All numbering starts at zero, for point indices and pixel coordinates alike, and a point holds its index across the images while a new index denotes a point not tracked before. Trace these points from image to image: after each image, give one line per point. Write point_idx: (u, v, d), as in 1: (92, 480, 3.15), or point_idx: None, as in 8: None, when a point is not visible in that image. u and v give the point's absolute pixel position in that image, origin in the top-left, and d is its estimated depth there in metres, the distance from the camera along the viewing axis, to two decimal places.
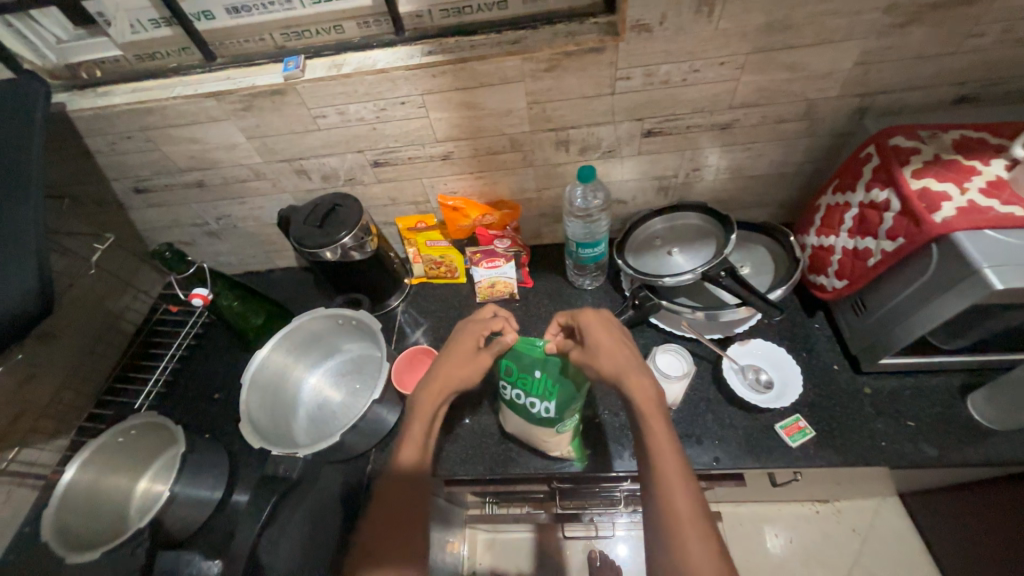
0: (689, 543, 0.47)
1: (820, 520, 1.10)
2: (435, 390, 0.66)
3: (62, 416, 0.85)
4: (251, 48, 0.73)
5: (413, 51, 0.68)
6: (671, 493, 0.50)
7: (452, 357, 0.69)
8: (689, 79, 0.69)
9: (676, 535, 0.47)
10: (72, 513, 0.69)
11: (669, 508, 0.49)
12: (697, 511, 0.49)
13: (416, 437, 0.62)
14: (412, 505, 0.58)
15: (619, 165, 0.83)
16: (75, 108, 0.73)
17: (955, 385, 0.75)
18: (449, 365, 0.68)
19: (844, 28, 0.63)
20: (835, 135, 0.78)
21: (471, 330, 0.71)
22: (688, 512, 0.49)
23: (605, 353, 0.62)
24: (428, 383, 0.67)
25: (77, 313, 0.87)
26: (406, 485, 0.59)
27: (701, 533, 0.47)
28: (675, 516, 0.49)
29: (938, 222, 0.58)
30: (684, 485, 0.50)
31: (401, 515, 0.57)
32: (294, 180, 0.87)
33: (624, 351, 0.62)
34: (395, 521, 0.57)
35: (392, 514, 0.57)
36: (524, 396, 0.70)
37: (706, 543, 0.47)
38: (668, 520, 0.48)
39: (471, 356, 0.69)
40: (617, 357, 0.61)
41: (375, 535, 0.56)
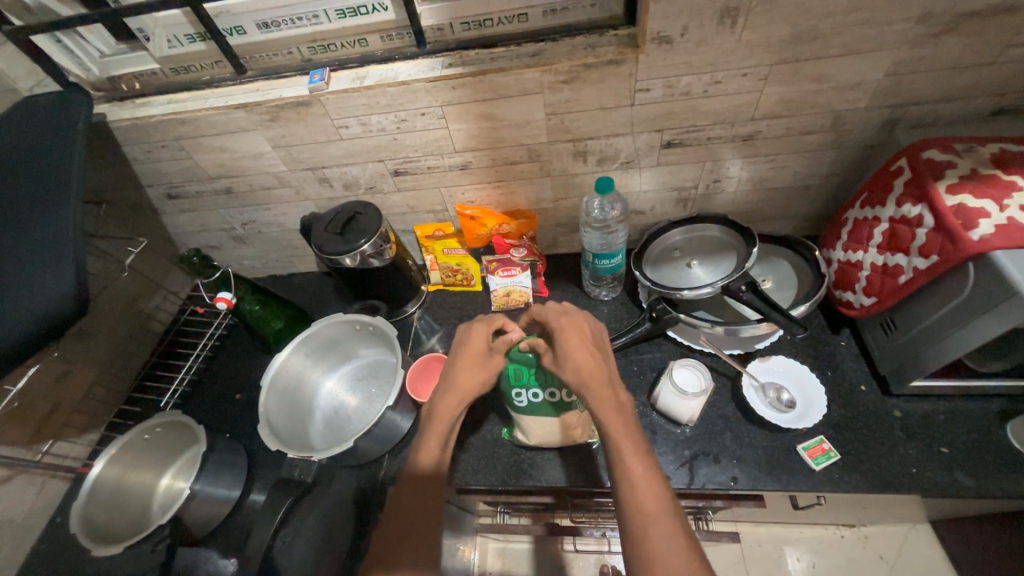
0: (655, 541, 0.48)
1: (845, 545, 1.05)
2: (452, 401, 0.65)
3: (94, 411, 0.89)
4: (280, 61, 0.76)
5: (435, 63, 0.70)
6: (638, 493, 0.51)
7: (462, 366, 0.67)
8: (711, 90, 0.68)
9: (644, 535, 0.49)
10: (98, 507, 0.71)
11: (635, 509, 0.51)
12: (664, 510, 0.50)
13: (434, 448, 0.61)
14: (428, 514, 0.57)
15: (637, 176, 0.82)
16: (115, 119, 0.77)
17: (992, 411, 0.71)
18: (463, 375, 0.67)
19: (873, 38, 0.61)
20: (864, 147, 0.76)
21: (478, 332, 0.71)
22: (654, 512, 0.50)
23: (574, 360, 0.63)
24: (443, 394, 0.65)
25: (111, 312, 0.91)
26: (420, 494, 0.58)
27: (668, 531, 0.49)
28: (643, 516, 0.50)
29: (975, 240, 0.55)
30: (649, 487, 0.52)
31: (417, 525, 0.56)
32: (316, 188, 0.89)
33: (589, 357, 0.63)
34: (411, 529, 0.55)
35: (407, 522, 0.56)
36: (539, 391, 0.72)
37: (674, 542, 0.48)
38: (635, 521, 0.50)
39: (483, 362, 0.68)
40: (583, 363, 0.62)
41: (389, 545, 0.54)
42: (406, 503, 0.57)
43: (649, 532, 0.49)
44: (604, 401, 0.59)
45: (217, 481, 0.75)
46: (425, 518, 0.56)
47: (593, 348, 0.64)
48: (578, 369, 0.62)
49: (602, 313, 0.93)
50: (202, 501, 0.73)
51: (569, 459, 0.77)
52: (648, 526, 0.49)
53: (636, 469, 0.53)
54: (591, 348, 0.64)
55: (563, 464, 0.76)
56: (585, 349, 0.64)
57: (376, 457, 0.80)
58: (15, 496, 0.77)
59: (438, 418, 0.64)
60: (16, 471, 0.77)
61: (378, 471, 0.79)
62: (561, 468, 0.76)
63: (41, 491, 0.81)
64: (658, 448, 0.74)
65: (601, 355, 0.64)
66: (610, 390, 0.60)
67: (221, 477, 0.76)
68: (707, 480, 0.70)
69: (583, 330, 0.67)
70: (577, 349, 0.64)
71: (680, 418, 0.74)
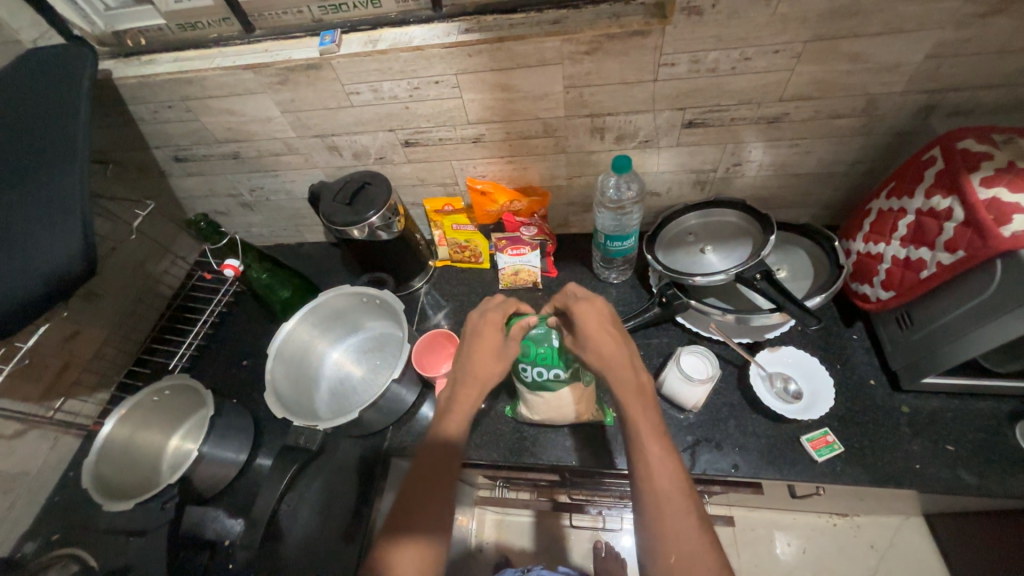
0: (670, 522, 0.49)
1: (836, 533, 1.07)
2: (473, 389, 0.64)
3: (104, 371, 0.90)
4: (289, 21, 0.73)
5: (451, 28, 0.67)
6: (655, 476, 0.52)
7: (479, 353, 0.66)
8: (739, 67, 0.65)
9: (660, 513, 0.50)
10: (109, 464, 0.73)
11: (651, 489, 0.51)
12: (678, 491, 0.51)
13: (457, 425, 0.62)
14: (445, 490, 0.57)
15: (655, 156, 0.80)
16: (120, 76, 0.75)
17: (1002, 412, 0.70)
18: (480, 361, 0.65)
19: (918, 16, 0.57)
20: (895, 134, 0.73)
21: (490, 318, 0.68)
22: (669, 492, 0.51)
23: (595, 342, 0.62)
24: (462, 385, 0.64)
25: (119, 274, 0.91)
26: (437, 468, 0.58)
27: (681, 510, 0.50)
28: (658, 499, 0.51)
29: (1006, 237, 0.53)
30: (666, 468, 0.52)
31: (433, 499, 0.56)
32: (325, 156, 0.87)
33: (611, 341, 0.62)
34: (428, 502, 0.56)
35: (423, 496, 0.56)
36: (546, 369, 0.70)
37: (687, 521, 0.49)
38: (651, 502, 0.51)
39: (501, 349, 0.66)
40: (604, 345, 0.61)
41: (405, 517, 0.55)
42: (422, 477, 0.58)
43: (664, 510, 0.50)
44: (625, 385, 0.58)
45: (224, 444, 0.77)
46: (443, 494, 0.57)
47: (615, 330, 0.63)
48: (599, 352, 0.61)
49: (611, 295, 0.92)
50: (209, 463, 0.74)
51: (571, 439, 0.77)
52: (663, 504, 0.50)
53: (653, 451, 0.53)
54: (613, 331, 0.63)
55: (565, 444, 0.77)
56: (607, 330, 0.62)
57: (379, 428, 0.80)
58: (29, 450, 0.79)
59: (461, 402, 0.63)
60: (29, 426, 0.79)
61: (383, 441, 0.80)
62: (563, 447, 0.77)
63: (54, 446, 0.83)
64: None
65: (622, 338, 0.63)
66: (631, 372, 0.59)
67: (227, 440, 0.77)
68: (708, 466, 0.71)
69: (602, 312, 0.64)
70: (598, 332, 0.62)
71: (684, 404, 0.74)
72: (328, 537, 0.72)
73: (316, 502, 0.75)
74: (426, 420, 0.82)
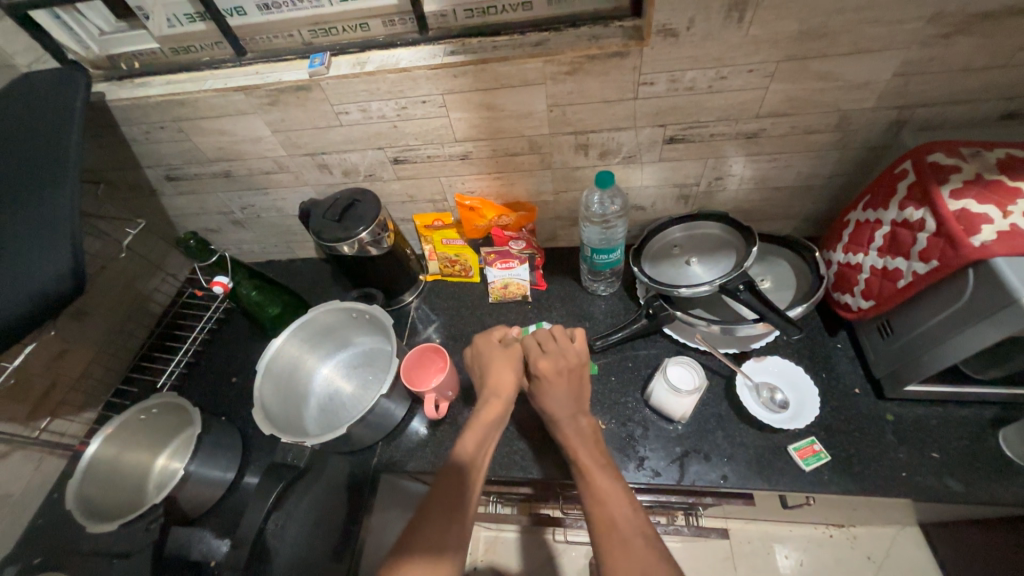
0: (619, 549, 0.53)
1: (833, 545, 1.06)
2: (498, 402, 0.67)
3: (91, 390, 0.90)
4: (280, 44, 0.75)
5: (436, 51, 0.69)
6: (603, 505, 0.57)
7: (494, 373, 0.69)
8: (716, 86, 0.67)
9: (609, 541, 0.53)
10: (94, 484, 0.72)
11: (602, 518, 0.56)
12: (625, 518, 0.55)
13: (472, 442, 0.63)
14: (455, 518, 0.56)
15: (639, 171, 0.82)
16: (112, 98, 0.76)
17: (985, 418, 0.70)
18: (498, 377, 0.69)
19: (884, 37, 0.60)
20: (869, 148, 0.75)
21: (489, 345, 0.73)
22: (615, 521, 0.55)
23: (545, 389, 0.67)
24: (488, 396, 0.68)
25: (108, 293, 0.91)
26: (453, 492, 0.58)
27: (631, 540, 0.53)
28: (607, 526, 0.55)
29: (976, 246, 0.54)
30: (611, 499, 0.57)
31: (444, 517, 0.56)
32: (316, 174, 0.88)
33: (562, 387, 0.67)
34: (444, 515, 0.56)
35: (444, 517, 0.56)
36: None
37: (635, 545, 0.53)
38: (601, 531, 0.55)
39: (514, 363, 0.71)
40: (552, 392, 0.66)
41: (421, 530, 0.55)
42: (436, 498, 0.58)
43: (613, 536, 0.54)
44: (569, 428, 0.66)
45: (211, 463, 0.76)
46: (458, 502, 0.57)
47: (569, 379, 0.67)
48: (547, 392, 0.66)
49: (599, 308, 0.93)
50: (196, 482, 0.74)
51: (560, 453, 0.77)
52: (613, 533, 0.54)
53: (600, 482, 0.59)
54: (568, 386, 0.67)
55: (552, 457, 0.77)
56: (562, 388, 0.66)
57: (369, 444, 0.81)
58: (12, 473, 0.78)
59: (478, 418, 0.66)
60: (13, 447, 0.78)
61: (372, 457, 0.81)
62: (551, 462, 0.76)
63: (39, 467, 0.82)
64: (649, 444, 0.74)
65: (575, 386, 0.67)
66: (576, 420, 0.66)
67: (215, 458, 0.77)
68: (697, 478, 0.71)
69: (564, 352, 0.68)
70: (553, 383, 0.66)
71: (672, 415, 0.75)
72: (316, 555, 0.71)
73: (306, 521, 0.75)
74: (417, 435, 0.82)
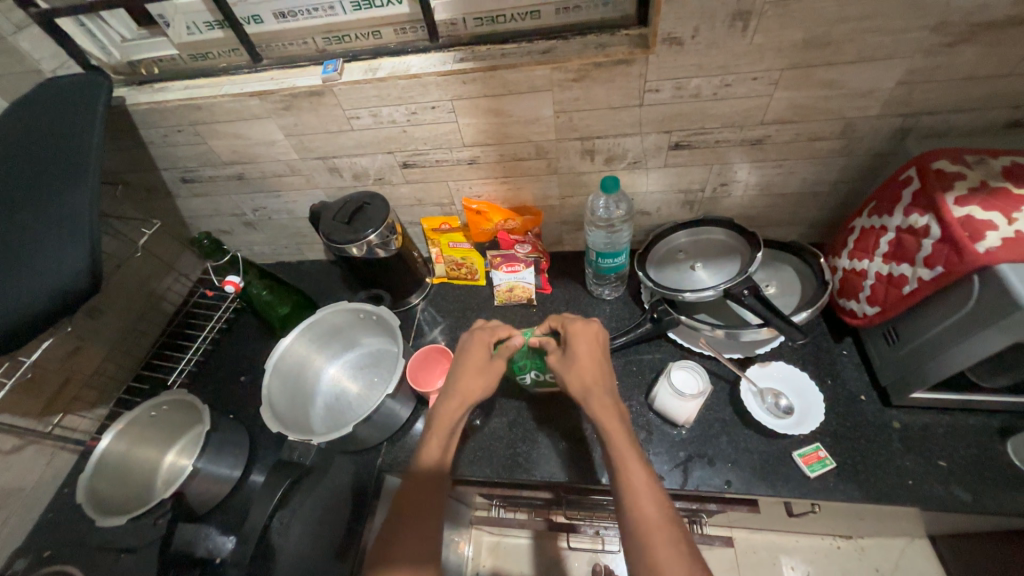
0: (658, 547, 0.49)
1: (841, 556, 1.05)
2: (458, 404, 0.67)
3: (103, 387, 0.91)
4: (295, 51, 0.77)
5: (446, 58, 0.71)
6: (639, 499, 0.53)
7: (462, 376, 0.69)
8: (721, 93, 0.68)
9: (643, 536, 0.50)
10: (105, 479, 0.74)
11: (638, 513, 0.52)
12: (662, 515, 0.52)
13: (436, 448, 0.63)
14: (429, 527, 0.58)
15: (644, 177, 0.83)
16: (132, 102, 0.79)
17: (993, 427, 0.70)
18: (466, 383, 0.68)
19: (888, 46, 0.61)
20: (874, 155, 0.75)
21: (480, 338, 0.73)
22: (653, 516, 0.52)
23: (580, 366, 0.66)
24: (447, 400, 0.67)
25: (123, 292, 0.93)
26: (424, 502, 0.59)
27: (669, 538, 0.50)
28: (644, 521, 0.52)
29: (981, 253, 0.55)
30: (647, 493, 0.54)
31: (418, 528, 0.57)
32: (326, 177, 0.90)
33: (594, 370, 0.66)
34: (414, 527, 0.57)
35: (418, 530, 0.57)
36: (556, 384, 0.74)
37: (674, 545, 0.49)
38: (637, 526, 0.51)
39: (485, 368, 0.70)
40: (585, 372, 0.66)
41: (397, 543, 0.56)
42: (409, 508, 0.59)
43: (649, 533, 0.50)
44: (603, 410, 0.62)
45: (218, 460, 0.77)
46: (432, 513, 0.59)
47: (599, 354, 0.68)
48: (575, 371, 0.66)
49: (604, 312, 0.93)
50: (204, 479, 0.75)
51: (563, 455, 0.77)
52: (648, 530, 0.51)
53: (637, 474, 0.55)
54: (599, 363, 0.67)
55: (555, 460, 0.77)
56: (593, 363, 0.66)
57: (374, 444, 0.82)
58: (25, 467, 0.79)
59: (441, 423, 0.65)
60: (27, 441, 0.80)
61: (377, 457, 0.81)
62: (554, 465, 0.77)
63: (51, 462, 0.84)
64: (653, 448, 0.74)
65: (603, 366, 0.67)
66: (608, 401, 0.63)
67: (222, 456, 0.78)
68: (701, 482, 0.70)
69: (588, 335, 0.69)
70: (587, 361, 0.66)
71: (676, 419, 0.75)
72: (320, 554, 0.72)
73: None
74: (421, 436, 0.83)
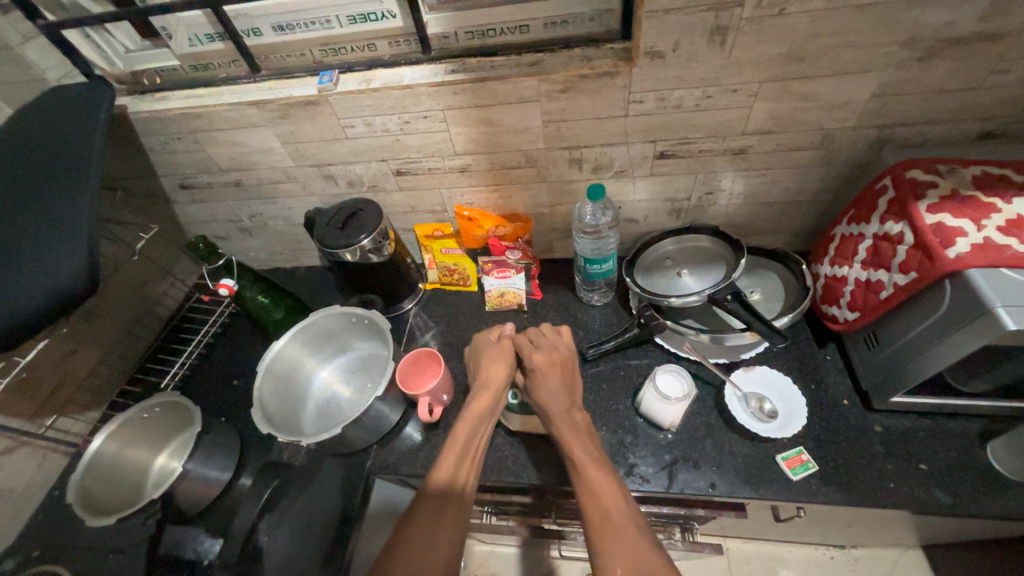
0: (612, 540, 0.52)
1: (834, 566, 1.05)
2: (486, 398, 0.70)
3: (97, 390, 0.92)
4: (292, 62, 0.80)
5: (438, 69, 0.73)
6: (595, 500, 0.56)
7: (488, 369, 0.73)
8: (702, 104, 0.71)
9: (602, 534, 0.53)
10: (95, 480, 0.74)
11: (593, 511, 0.55)
12: (616, 511, 0.55)
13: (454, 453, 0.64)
14: (441, 521, 0.57)
15: (631, 185, 0.85)
16: (134, 111, 0.81)
17: (973, 431, 0.71)
18: (492, 375, 0.72)
19: (860, 60, 0.63)
20: (853, 165, 0.77)
21: (487, 342, 0.78)
22: (608, 512, 0.55)
23: (536, 379, 0.70)
24: (478, 397, 0.70)
25: (119, 295, 0.95)
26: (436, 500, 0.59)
27: (623, 530, 0.53)
28: (599, 518, 0.55)
29: (952, 257, 0.56)
30: (603, 492, 0.57)
31: (428, 525, 0.56)
32: (322, 184, 0.92)
33: (551, 381, 0.69)
34: (431, 521, 0.57)
35: (432, 524, 0.56)
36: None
37: (629, 537, 0.52)
38: (593, 524, 0.54)
39: (502, 358, 0.74)
40: (541, 385, 0.69)
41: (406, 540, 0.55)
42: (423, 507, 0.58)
43: (605, 528, 0.53)
44: (559, 419, 0.66)
45: (209, 462, 0.78)
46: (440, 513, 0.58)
47: (564, 375, 0.71)
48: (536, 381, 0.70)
49: (593, 317, 0.95)
50: (194, 480, 0.75)
51: (550, 459, 0.78)
52: (604, 527, 0.54)
53: (591, 477, 0.59)
54: (559, 376, 0.70)
55: (542, 463, 0.78)
56: (555, 378, 0.70)
57: (364, 447, 0.82)
58: (17, 468, 0.80)
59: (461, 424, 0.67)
60: (20, 443, 0.80)
61: (366, 460, 0.81)
62: (542, 468, 0.77)
63: (42, 464, 0.84)
64: (639, 450, 0.75)
65: (562, 375, 0.71)
66: (566, 411, 0.67)
67: (212, 457, 0.79)
68: (686, 485, 0.71)
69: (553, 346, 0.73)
70: (543, 371, 0.70)
71: (661, 423, 0.76)
72: (308, 555, 0.72)
73: (298, 522, 0.76)
74: (410, 440, 0.83)
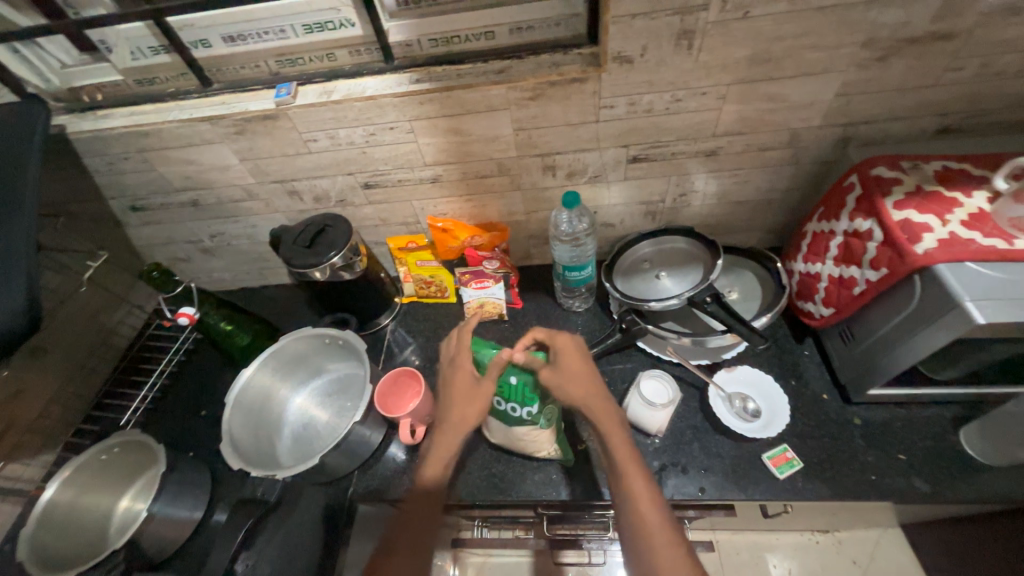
0: (659, 550, 0.53)
1: (820, 550, 1.07)
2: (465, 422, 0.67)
3: (50, 431, 0.86)
4: (246, 74, 0.75)
5: (402, 79, 0.70)
6: (642, 508, 0.56)
7: (454, 401, 0.68)
8: (673, 108, 0.70)
9: (645, 542, 0.54)
10: (50, 532, 0.69)
11: (639, 519, 0.56)
12: (659, 520, 0.56)
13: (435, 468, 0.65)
14: (427, 532, 0.61)
15: (606, 190, 0.84)
16: (74, 130, 0.75)
17: (945, 418, 0.73)
18: (461, 410, 0.67)
19: (824, 60, 0.64)
20: (821, 162, 0.79)
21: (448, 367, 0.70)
22: (651, 521, 0.55)
23: (569, 378, 0.67)
24: (450, 424, 0.67)
25: (69, 328, 0.88)
26: (427, 515, 0.62)
27: (667, 542, 0.54)
28: (643, 524, 0.55)
29: (920, 254, 0.57)
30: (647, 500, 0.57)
31: (414, 540, 0.60)
32: (286, 200, 0.88)
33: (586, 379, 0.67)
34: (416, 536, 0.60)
35: (416, 539, 0.60)
36: (518, 406, 0.71)
37: (672, 548, 0.54)
38: (640, 531, 0.55)
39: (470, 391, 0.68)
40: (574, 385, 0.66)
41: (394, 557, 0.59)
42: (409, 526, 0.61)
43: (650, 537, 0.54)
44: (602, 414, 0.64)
45: (178, 503, 0.73)
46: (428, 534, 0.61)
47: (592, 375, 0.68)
48: (567, 382, 0.66)
49: (574, 323, 0.94)
50: (161, 523, 0.70)
51: (539, 472, 0.77)
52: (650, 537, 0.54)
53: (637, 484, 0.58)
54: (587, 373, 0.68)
55: (531, 477, 0.76)
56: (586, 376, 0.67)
57: (345, 474, 0.79)
58: None
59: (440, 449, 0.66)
60: None
61: (348, 487, 0.78)
62: (531, 482, 0.76)
63: None
64: None
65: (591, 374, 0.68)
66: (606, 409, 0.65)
67: (181, 498, 0.74)
68: (676, 491, 0.71)
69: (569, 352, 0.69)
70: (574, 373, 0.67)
71: (648, 429, 0.75)
72: None
73: None
74: (394, 462, 0.80)
